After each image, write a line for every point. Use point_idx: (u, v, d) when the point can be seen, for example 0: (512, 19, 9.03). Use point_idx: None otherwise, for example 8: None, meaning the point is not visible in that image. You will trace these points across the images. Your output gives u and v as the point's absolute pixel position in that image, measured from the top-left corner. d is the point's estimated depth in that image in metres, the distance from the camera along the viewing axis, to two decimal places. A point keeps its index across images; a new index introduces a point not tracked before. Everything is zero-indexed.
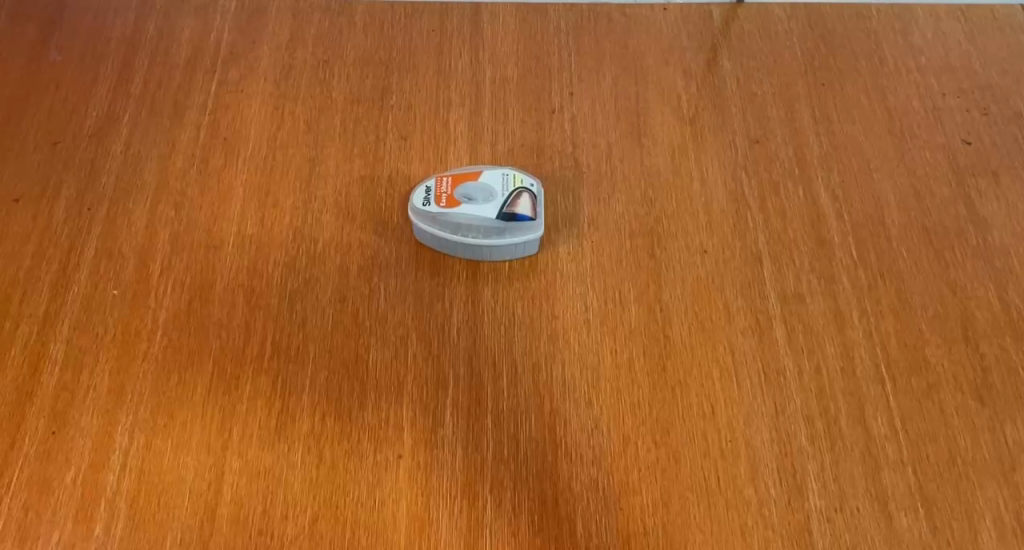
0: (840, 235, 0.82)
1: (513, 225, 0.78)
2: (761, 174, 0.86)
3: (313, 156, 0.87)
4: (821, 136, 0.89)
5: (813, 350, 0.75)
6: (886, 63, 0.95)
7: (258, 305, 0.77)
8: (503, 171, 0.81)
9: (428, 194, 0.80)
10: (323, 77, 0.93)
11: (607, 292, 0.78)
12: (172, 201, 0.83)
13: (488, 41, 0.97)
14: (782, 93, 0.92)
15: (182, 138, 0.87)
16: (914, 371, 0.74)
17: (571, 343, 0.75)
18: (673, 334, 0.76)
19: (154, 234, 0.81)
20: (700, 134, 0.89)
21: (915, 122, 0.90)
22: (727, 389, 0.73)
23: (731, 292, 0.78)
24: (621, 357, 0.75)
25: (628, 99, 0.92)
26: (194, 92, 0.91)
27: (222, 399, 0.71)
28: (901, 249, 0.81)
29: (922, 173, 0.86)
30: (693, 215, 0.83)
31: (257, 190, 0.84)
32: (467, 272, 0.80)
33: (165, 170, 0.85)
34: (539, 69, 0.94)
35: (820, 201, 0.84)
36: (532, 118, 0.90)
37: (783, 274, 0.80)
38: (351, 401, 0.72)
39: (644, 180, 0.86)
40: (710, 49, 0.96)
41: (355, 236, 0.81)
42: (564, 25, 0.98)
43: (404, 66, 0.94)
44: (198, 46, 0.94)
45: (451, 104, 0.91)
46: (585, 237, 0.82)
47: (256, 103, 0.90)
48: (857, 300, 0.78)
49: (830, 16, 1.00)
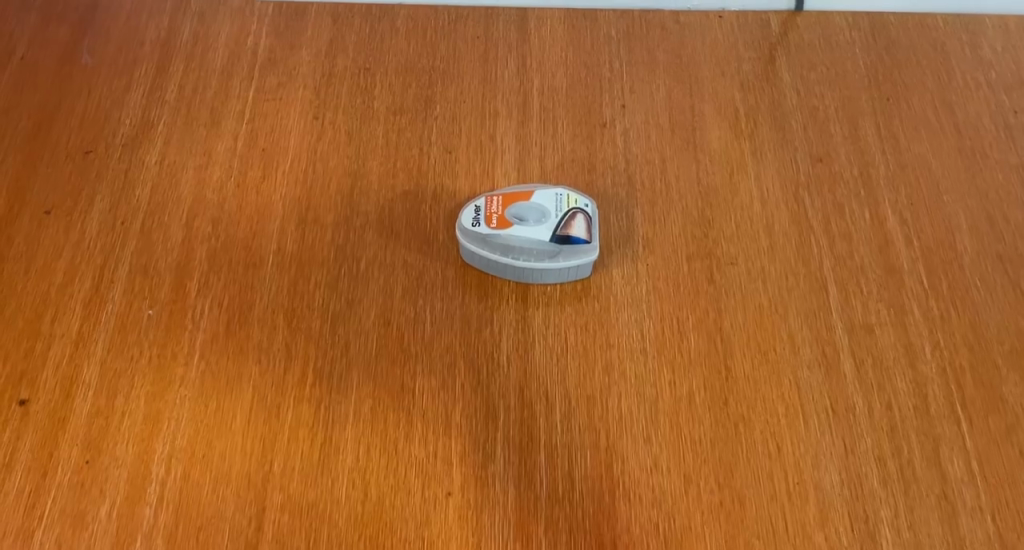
0: (909, 262, 0.78)
1: (566, 248, 0.73)
2: (824, 195, 0.82)
3: (354, 169, 0.83)
4: (887, 155, 0.85)
5: (883, 387, 0.71)
6: (953, 77, 0.91)
7: (299, 328, 0.73)
8: (557, 191, 0.76)
9: (478, 213, 0.75)
10: (364, 85, 0.89)
11: (664, 319, 0.75)
12: (209, 216, 0.79)
13: (535, 48, 0.92)
14: (844, 109, 0.88)
15: (219, 148, 0.84)
16: (990, 410, 0.70)
17: (627, 373, 0.72)
18: (735, 366, 0.72)
19: (191, 251, 0.77)
20: (760, 151, 0.85)
21: (986, 141, 0.86)
22: (793, 426, 0.69)
23: (795, 321, 0.75)
24: (680, 391, 0.71)
25: (682, 113, 0.88)
26: (231, 99, 0.87)
27: (263, 428, 0.68)
28: (974, 277, 0.77)
29: (995, 196, 0.82)
30: (753, 238, 0.79)
31: (297, 205, 0.80)
32: (517, 296, 0.76)
33: (202, 182, 0.81)
34: (589, 79, 0.90)
35: (887, 224, 0.80)
36: (583, 131, 0.86)
37: (850, 304, 0.76)
38: (397, 432, 0.68)
39: (701, 199, 0.82)
40: (768, 60, 0.92)
41: (399, 255, 0.78)
42: (614, 32, 0.94)
43: (448, 75, 0.90)
44: (235, 51, 0.91)
45: (498, 116, 0.87)
46: (639, 259, 0.78)
47: (294, 113, 0.86)
48: (928, 333, 0.74)
49: (893, 27, 0.95)
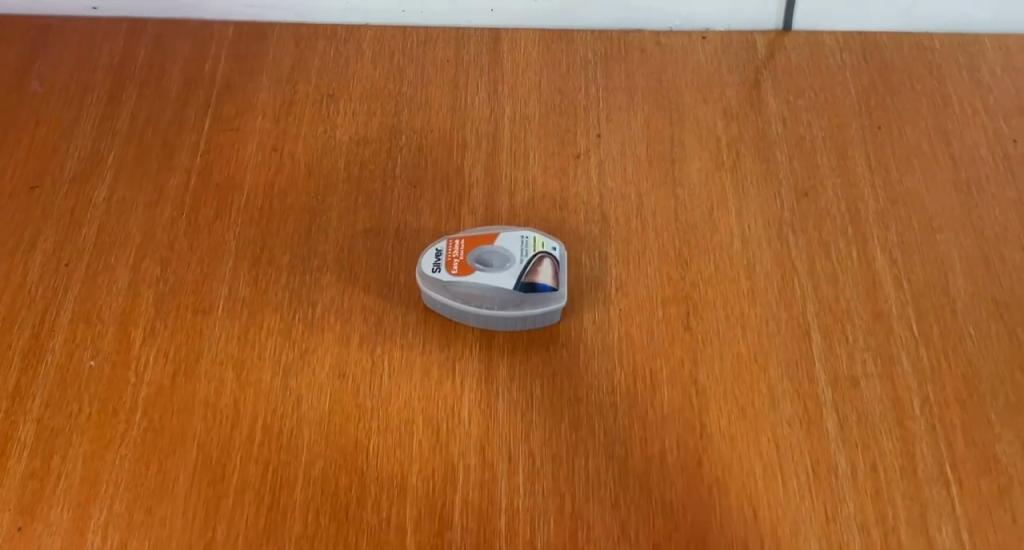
0: (898, 306, 0.74)
1: (531, 296, 0.69)
2: (809, 233, 0.78)
3: (313, 205, 0.79)
4: (878, 189, 0.80)
5: (868, 446, 0.67)
6: (949, 104, 0.86)
7: (249, 380, 0.69)
8: (522, 234, 0.72)
9: (438, 258, 0.71)
10: (326, 113, 0.84)
11: (637, 370, 0.70)
12: (158, 257, 0.75)
13: (508, 72, 0.88)
14: (832, 138, 0.83)
15: (171, 183, 0.80)
16: (983, 471, 0.66)
17: (596, 430, 0.68)
18: (710, 422, 0.68)
19: (137, 296, 0.73)
20: (742, 184, 0.80)
21: (983, 174, 0.81)
22: (771, 489, 0.65)
23: (775, 372, 0.70)
24: (652, 450, 0.67)
25: (661, 143, 0.83)
26: (185, 130, 0.83)
27: (207, 491, 0.64)
28: (967, 323, 0.73)
29: (991, 234, 0.78)
30: (733, 281, 0.75)
31: (251, 245, 0.76)
32: (481, 344, 0.72)
33: (152, 220, 0.77)
34: (564, 106, 0.85)
35: (876, 265, 0.76)
36: (556, 163, 0.82)
37: (834, 353, 0.71)
38: (349, 496, 0.64)
39: (679, 237, 0.77)
40: (753, 85, 0.87)
41: (358, 300, 0.73)
42: (591, 55, 0.89)
43: (415, 101, 0.86)
44: (192, 77, 0.87)
45: (467, 146, 0.82)
46: (612, 303, 0.74)
47: (252, 144, 0.82)
48: (917, 385, 0.70)
49: (885, 49, 0.90)
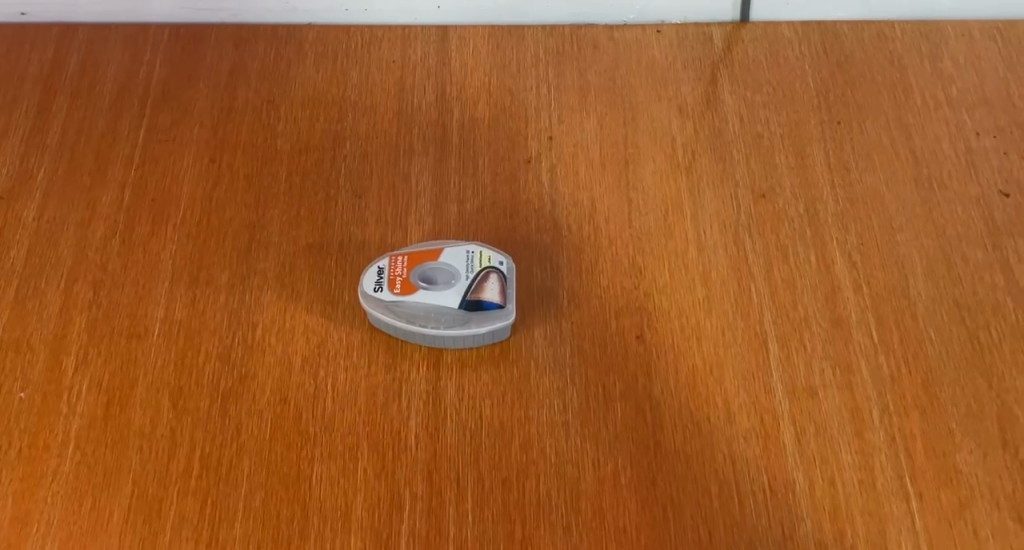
0: (858, 312, 0.72)
1: (477, 314, 0.66)
2: (767, 237, 0.75)
3: (253, 220, 0.75)
4: (837, 188, 0.78)
5: (826, 460, 0.65)
6: (911, 96, 0.84)
7: (186, 409, 0.66)
8: (468, 248, 0.69)
9: (381, 276, 0.68)
10: (266, 121, 0.81)
11: (589, 387, 0.68)
12: (90, 280, 0.72)
13: (456, 72, 0.84)
14: (791, 136, 0.81)
15: (104, 199, 0.76)
16: (943, 484, 0.64)
17: (547, 451, 0.65)
18: (665, 439, 0.66)
19: (69, 322, 0.70)
20: (699, 187, 0.78)
21: (945, 170, 0.79)
22: (727, 508, 0.63)
23: (731, 385, 0.68)
24: (604, 470, 0.65)
25: (615, 144, 0.80)
26: (119, 142, 0.79)
27: (142, 528, 0.62)
28: (928, 328, 0.71)
29: (953, 233, 0.76)
30: (689, 289, 0.73)
31: (188, 264, 0.73)
32: (428, 364, 0.69)
33: (84, 240, 0.74)
34: (514, 106, 0.82)
35: (835, 269, 0.74)
36: (505, 168, 0.79)
37: (792, 363, 0.69)
38: (290, 529, 0.62)
39: (633, 245, 0.75)
40: (710, 81, 0.84)
41: (300, 319, 0.71)
42: (543, 51, 0.86)
43: (360, 105, 0.82)
44: (125, 85, 0.83)
45: (413, 152, 0.79)
46: (564, 316, 0.71)
47: (188, 155, 0.79)
48: (877, 394, 0.68)
49: (846, 40, 0.88)
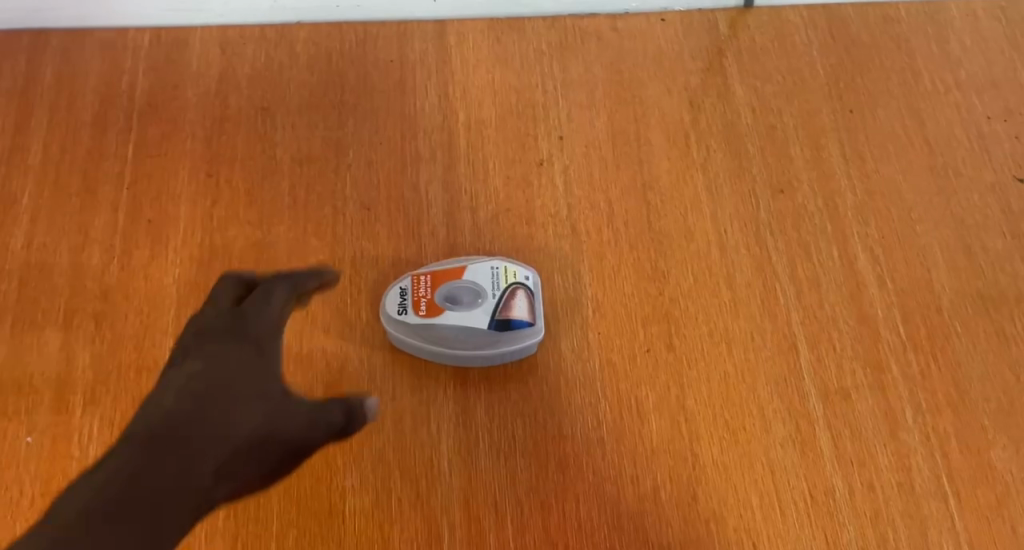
0: (884, 308, 0.71)
1: (506, 333, 0.66)
2: (788, 233, 0.74)
3: (258, 238, 0.72)
4: (854, 180, 0.77)
5: (864, 464, 0.65)
6: (921, 81, 0.83)
7: None
8: (492, 264, 0.68)
9: (404, 298, 0.67)
10: (262, 130, 0.77)
11: (621, 400, 0.67)
12: (90, 311, 0.68)
13: (457, 70, 0.81)
14: (804, 127, 0.79)
15: (96, 223, 0.72)
16: (980, 481, 0.65)
17: (585, 470, 0.64)
18: (702, 451, 0.65)
19: (72, 358, 0.67)
20: (716, 184, 0.76)
21: (959, 157, 0.78)
22: (770, 519, 0.63)
23: (764, 391, 0.67)
24: (644, 487, 0.64)
25: (627, 142, 0.78)
26: (106, 159, 0.75)
27: None
28: (954, 321, 0.71)
29: (972, 222, 0.75)
30: (713, 292, 0.71)
31: (194, 289, 0.69)
32: (455, 383, 0.67)
33: (80, 269, 0.70)
34: (520, 105, 0.79)
35: (858, 265, 0.73)
36: (517, 171, 0.76)
37: (823, 366, 0.69)
38: None
39: (655, 248, 0.73)
40: (718, 71, 0.82)
41: (317, 343, 0.68)
42: (546, 45, 0.83)
43: (360, 110, 0.78)
44: (107, 96, 0.78)
45: (421, 159, 0.76)
46: (590, 328, 0.69)
47: (183, 171, 0.75)
48: (908, 393, 0.68)
49: (852, 24, 0.86)
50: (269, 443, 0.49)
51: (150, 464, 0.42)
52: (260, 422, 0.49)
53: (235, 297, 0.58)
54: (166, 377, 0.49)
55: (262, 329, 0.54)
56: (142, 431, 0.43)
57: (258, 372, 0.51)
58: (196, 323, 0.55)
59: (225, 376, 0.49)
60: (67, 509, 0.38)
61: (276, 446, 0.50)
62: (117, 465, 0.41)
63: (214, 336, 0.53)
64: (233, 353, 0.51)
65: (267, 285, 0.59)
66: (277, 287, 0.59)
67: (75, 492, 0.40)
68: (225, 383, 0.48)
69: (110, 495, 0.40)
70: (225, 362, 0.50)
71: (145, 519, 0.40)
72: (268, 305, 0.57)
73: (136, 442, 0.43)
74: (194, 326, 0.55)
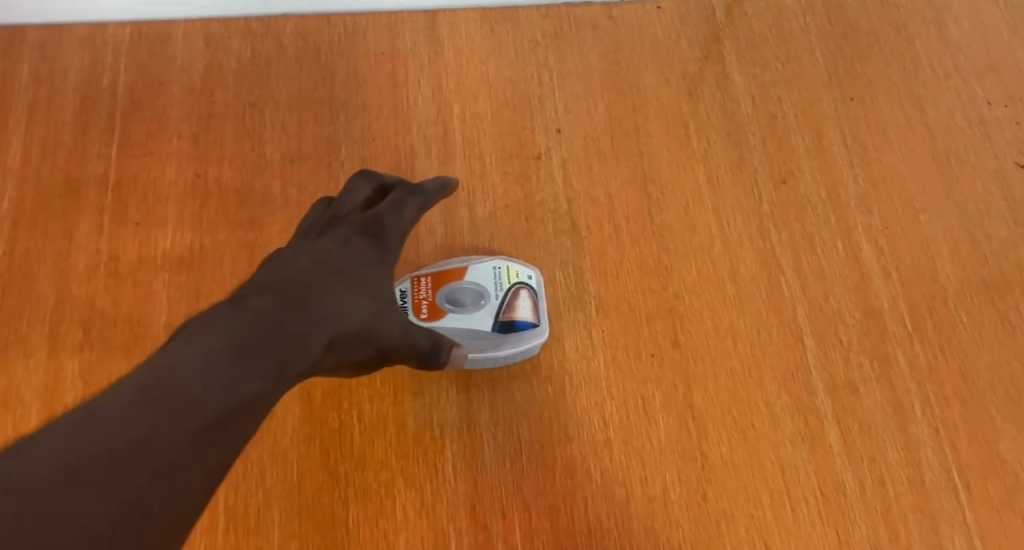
0: (889, 300, 0.70)
1: (510, 336, 0.65)
2: (792, 225, 0.73)
3: (250, 240, 0.70)
4: (856, 169, 0.76)
5: (874, 459, 0.64)
6: (920, 67, 0.81)
7: None
8: (494, 264, 0.67)
9: (404, 301, 0.66)
10: (251, 127, 0.74)
11: (628, 400, 0.65)
12: (78, 319, 0.66)
13: (450, 62, 0.79)
14: (804, 115, 0.78)
15: (81, 226, 0.70)
16: (989, 474, 0.64)
17: (592, 472, 0.63)
18: (711, 450, 0.64)
19: (60, 368, 0.64)
20: (717, 175, 0.75)
21: (960, 144, 0.77)
22: (781, 518, 0.62)
23: (772, 386, 0.66)
24: (653, 487, 0.63)
25: (626, 134, 0.76)
26: (90, 160, 0.72)
27: None
28: (960, 312, 0.70)
29: (975, 210, 0.74)
30: (717, 286, 0.70)
31: (185, 294, 0.67)
32: (458, 387, 0.66)
33: (66, 275, 0.68)
34: (516, 97, 0.77)
35: (863, 256, 0.72)
36: (515, 166, 0.74)
37: (830, 360, 0.68)
38: None
39: (657, 243, 0.72)
40: (716, 59, 0.80)
41: None
42: (540, 34, 0.81)
43: (351, 105, 0.76)
44: (88, 94, 0.75)
45: (416, 155, 0.74)
46: (594, 325, 0.68)
47: (170, 171, 0.72)
48: (916, 386, 0.67)
49: (851, 8, 0.84)
50: (368, 341, 0.51)
51: (260, 325, 0.43)
52: (365, 318, 0.51)
53: (369, 199, 0.61)
54: (289, 255, 0.52)
55: (392, 230, 0.58)
56: (257, 296, 0.45)
57: (375, 270, 0.54)
58: (325, 215, 0.58)
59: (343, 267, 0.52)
60: (178, 350, 0.39)
61: (376, 345, 0.52)
62: (230, 319, 0.43)
63: (348, 228, 0.57)
64: (355, 248, 0.54)
65: (403, 189, 0.61)
66: (413, 194, 0.61)
67: (185, 338, 0.40)
68: (340, 271, 0.51)
69: (223, 349, 0.41)
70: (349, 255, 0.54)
71: (252, 377, 0.41)
72: (401, 213, 0.59)
73: (250, 303, 0.45)
74: (320, 218, 0.58)
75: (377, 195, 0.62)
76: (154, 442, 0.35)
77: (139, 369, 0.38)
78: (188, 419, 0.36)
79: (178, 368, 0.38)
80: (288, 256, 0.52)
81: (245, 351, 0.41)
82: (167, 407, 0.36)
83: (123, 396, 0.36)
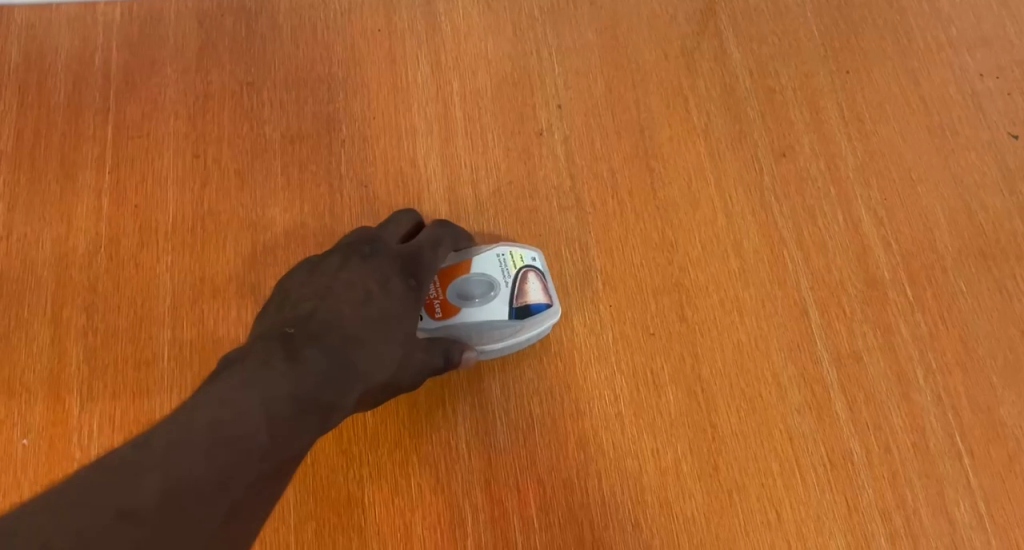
0: (890, 271, 0.71)
1: (527, 320, 0.64)
2: (793, 198, 0.73)
3: (252, 221, 0.69)
4: (854, 142, 0.76)
5: (879, 427, 0.66)
6: (913, 39, 0.82)
7: None
8: (497, 252, 0.66)
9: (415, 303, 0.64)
10: (248, 107, 0.73)
11: (637, 374, 0.66)
12: (80, 303, 0.65)
13: (448, 38, 0.78)
14: (802, 89, 0.78)
15: (79, 210, 0.68)
16: (992, 439, 0.65)
17: (604, 446, 0.63)
18: (720, 422, 0.65)
19: (64, 353, 0.63)
20: (717, 150, 0.75)
21: (955, 116, 0.78)
22: (792, 487, 0.63)
23: (779, 357, 0.67)
24: (664, 460, 0.63)
25: (626, 110, 0.76)
26: (85, 143, 0.71)
27: None
28: (958, 281, 0.71)
29: (970, 181, 0.75)
30: (722, 259, 0.71)
31: (189, 276, 0.67)
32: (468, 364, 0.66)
33: (65, 259, 0.67)
34: (516, 74, 0.77)
35: (863, 228, 0.73)
36: (518, 142, 0.74)
37: (834, 330, 0.68)
38: None
39: (661, 217, 0.72)
40: (713, 33, 0.80)
41: None
42: (537, 9, 0.80)
43: (349, 83, 0.75)
44: (80, 75, 0.74)
45: (417, 133, 0.74)
46: (600, 301, 0.68)
47: (168, 152, 0.71)
48: (919, 354, 0.68)
49: None
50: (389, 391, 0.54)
51: (315, 374, 0.47)
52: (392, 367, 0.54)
53: (407, 233, 0.65)
54: (333, 286, 0.55)
55: (430, 267, 0.61)
56: (316, 343, 0.49)
57: (408, 312, 0.57)
58: (363, 238, 0.61)
59: (385, 311, 0.55)
60: (242, 391, 0.43)
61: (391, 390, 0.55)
62: (292, 368, 0.46)
63: (390, 260, 0.59)
64: (394, 287, 0.57)
65: (440, 226, 0.65)
66: (447, 234, 0.64)
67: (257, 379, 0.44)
68: (379, 314, 0.54)
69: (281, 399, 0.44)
70: (391, 298, 0.56)
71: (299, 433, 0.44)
72: (436, 252, 0.62)
73: (301, 350, 0.48)
74: (359, 237, 0.61)
75: (413, 230, 0.65)
76: (226, 478, 0.38)
77: (212, 401, 0.41)
78: (254, 456, 0.40)
79: (245, 409, 0.42)
80: (330, 290, 0.55)
81: (297, 402, 0.45)
82: (237, 442, 0.40)
83: (202, 426, 0.39)
